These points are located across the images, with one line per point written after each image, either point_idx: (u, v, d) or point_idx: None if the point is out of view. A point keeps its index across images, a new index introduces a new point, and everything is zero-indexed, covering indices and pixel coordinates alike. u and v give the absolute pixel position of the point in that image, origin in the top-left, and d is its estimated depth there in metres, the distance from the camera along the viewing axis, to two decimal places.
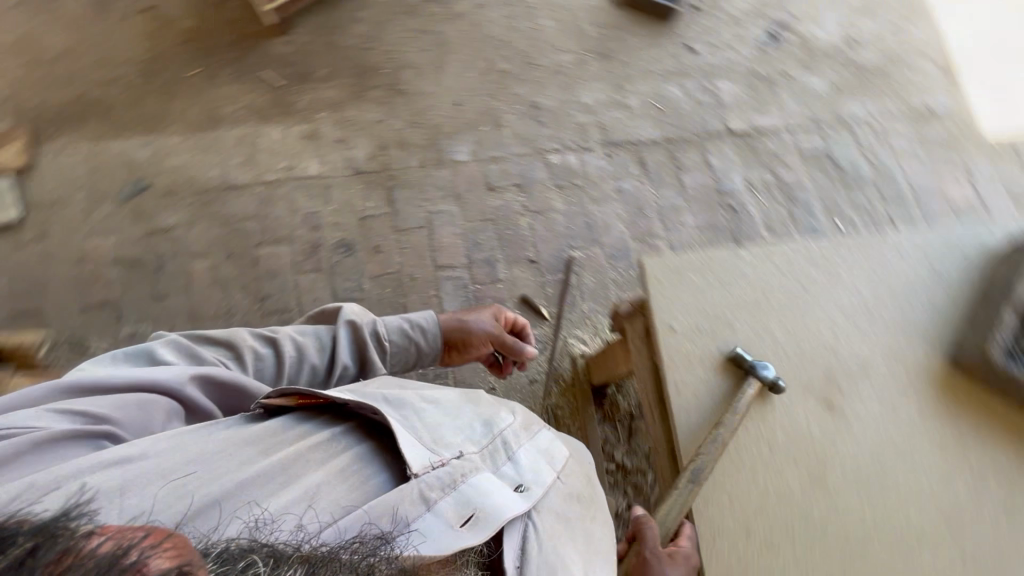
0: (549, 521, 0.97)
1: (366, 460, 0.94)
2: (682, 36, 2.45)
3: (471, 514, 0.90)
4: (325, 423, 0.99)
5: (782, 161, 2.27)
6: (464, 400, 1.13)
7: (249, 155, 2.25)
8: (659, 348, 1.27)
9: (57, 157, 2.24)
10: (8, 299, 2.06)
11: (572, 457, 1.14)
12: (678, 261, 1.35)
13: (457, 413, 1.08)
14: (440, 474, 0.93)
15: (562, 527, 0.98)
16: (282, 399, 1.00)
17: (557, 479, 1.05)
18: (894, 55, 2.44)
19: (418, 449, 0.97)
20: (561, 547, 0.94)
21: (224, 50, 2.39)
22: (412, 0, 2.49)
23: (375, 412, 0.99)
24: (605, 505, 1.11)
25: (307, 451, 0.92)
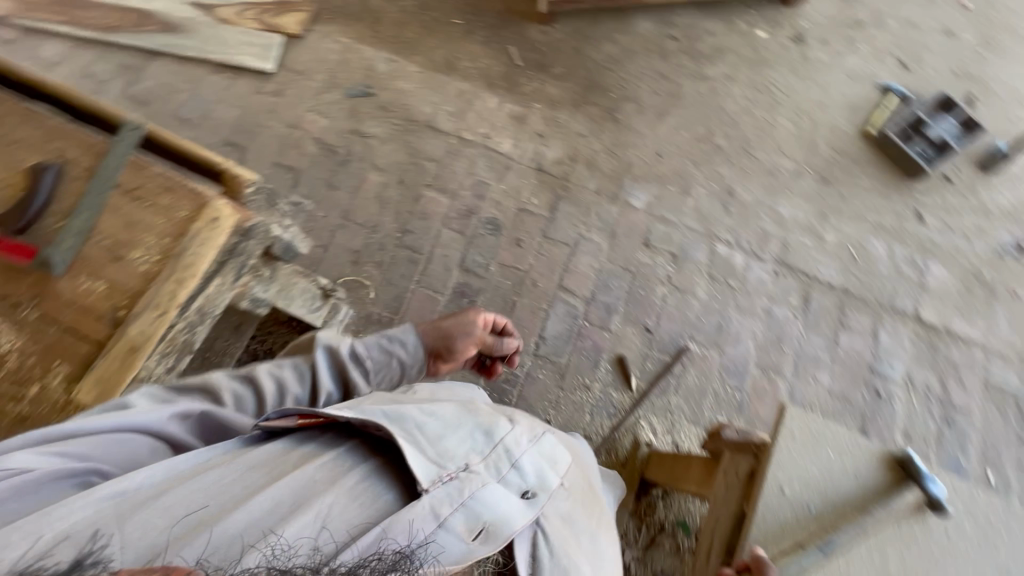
0: (558, 528, 1.00)
1: (375, 478, 0.91)
2: (917, 199, 2.23)
3: (482, 528, 0.90)
4: (329, 440, 0.96)
5: (959, 377, 2.00)
6: (462, 410, 1.07)
7: (460, 109, 2.42)
8: (756, 499, 1.07)
9: (322, 39, 2.57)
10: (230, 128, 2.41)
11: (574, 467, 1.16)
12: (820, 424, 1.12)
13: (456, 423, 1.03)
14: (449, 489, 0.92)
15: (569, 537, 1.01)
16: (286, 419, 0.98)
17: (561, 487, 1.07)
18: None
19: (424, 465, 0.93)
20: (570, 557, 0.97)
21: (489, 14, 2.60)
22: (668, 45, 2.52)
23: (379, 429, 0.96)
24: (604, 510, 1.16)
25: (314, 473, 0.89)
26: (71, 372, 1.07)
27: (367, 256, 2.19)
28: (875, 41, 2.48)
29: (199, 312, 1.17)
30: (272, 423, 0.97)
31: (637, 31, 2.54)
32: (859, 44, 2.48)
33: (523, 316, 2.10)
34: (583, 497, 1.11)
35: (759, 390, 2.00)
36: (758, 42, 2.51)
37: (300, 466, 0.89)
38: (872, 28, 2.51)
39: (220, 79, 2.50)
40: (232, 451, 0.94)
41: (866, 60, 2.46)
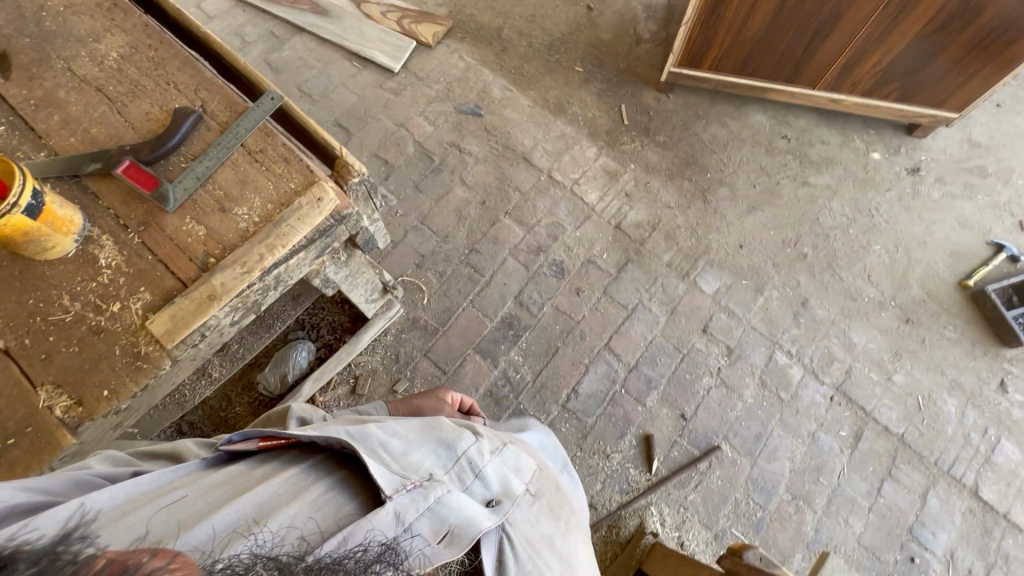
0: (523, 533, 1.01)
1: (339, 488, 0.93)
2: (1004, 367, 2.09)
3: (446, 531, 0.91)
4: (294, 457, 0.98)
5: (1008, 571, 1.82)
6: (426, 428, 1.13)
7: (558, 150, 2.49)
8: None
9: (450, 54, 2.72)
10: (345, 112, 2.57)
11: (536, 473, 1.20)
12: None
13: (419, 442, 1.09)
14: (414, 495, 0.94)
15: (535, 539, 1.03)
16: (248, 443, 1.00)
17: (524, 496, 1.10)
18: None
19: (388, 473, 0.96)
20: (537, 557, 0.99)
21: (609, 70, 2.68)
22: (777, 143, 2.50)
23: (342, 445, 0.99)
24: (568, 510, 1.19)
25: (280, 487, 0.90)
26: (151, 301, 1.13)
27: (431, 263, 2.25)
28: (996, 194, 2.39)
29: (277, 279, 1.22)
30: (235, 447, 1.00)
31: (750, 121, 2.54)
32: (977, 193, 2.39)
33: (562, 365, 2.09)
34: (551, 508, 1.15)
35: (784, 516, 1.89)
36: (870, 163, 2.46)
37: (267, 480, 0.91)
38: (995, 180, 2.41)
39: (349, 67, 2.67)
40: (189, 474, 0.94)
41: (981, 211, 2.36)
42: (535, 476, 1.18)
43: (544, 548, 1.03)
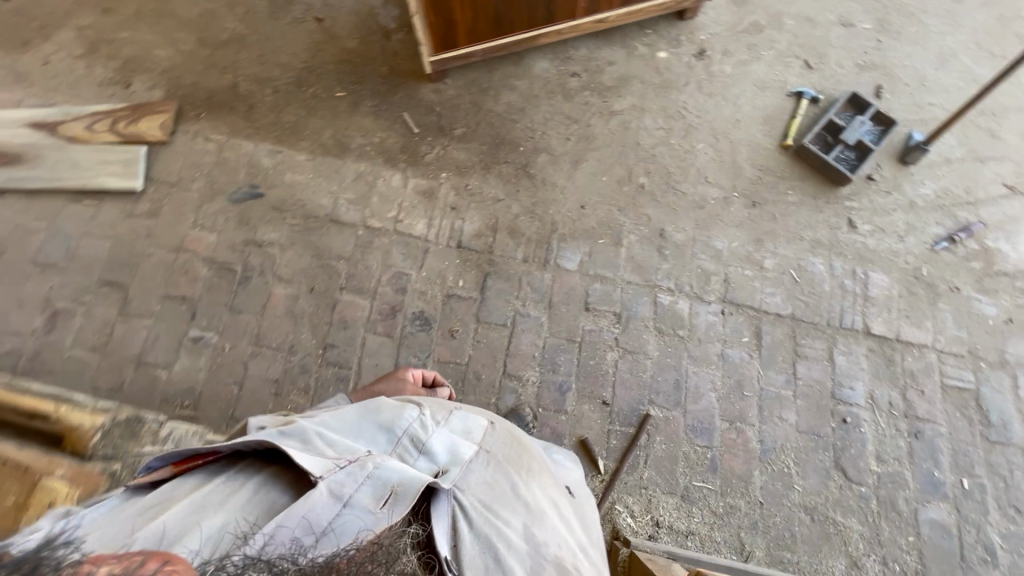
0: (475, 495, 1.04)
1: (273, 484, 0.97)
2: (846, 206, 2.19)
3: (388, 495, 0.94)
4: (222, 466, 1.01)
5: (918, 385, 1.98)
6: (363, 415, 1.16)
7: (362, 195, 2.21)
8: None
9: (193, 139, 2.30)
10: (105, 264, 2.12)
11: (493, 428, 1.21)
12: None
13: (356, 432, 1.12)
14: (347, 473, 0.96)
15: (492, 499, 1.06)
16: (164, 469, 1.00)
17: (479, 455, 1.13)
18: None
19: (322, 460, 0.99)
20: (492, 517, 1.03)
21: (374, 81, 2.38)
22: (571, 83, 2.37)
23: (267, 446, 1.01)
24: (532, 459, 1.20)
25: (209, 495, 0.94)
26: None
27: (289, 382, 1.97)
28: (776, 44, 2.42)
29: None
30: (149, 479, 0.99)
31: (536, 72, 2.38)
32: (761, 50, 2.41)
33: None
34: (510, 458, 1.16)
35: (732, 445, 1.91)
36: (660, 64, 2.40)
37: (196, 494, 0.94)
38: (770, 31, 2.45)
39: (82, 209, 2.19)
40: (111, 511, 0.92)
41: (771, 66, 2.39)
42: (491, 431, 1.20)
43: (500, 502, 1.06)
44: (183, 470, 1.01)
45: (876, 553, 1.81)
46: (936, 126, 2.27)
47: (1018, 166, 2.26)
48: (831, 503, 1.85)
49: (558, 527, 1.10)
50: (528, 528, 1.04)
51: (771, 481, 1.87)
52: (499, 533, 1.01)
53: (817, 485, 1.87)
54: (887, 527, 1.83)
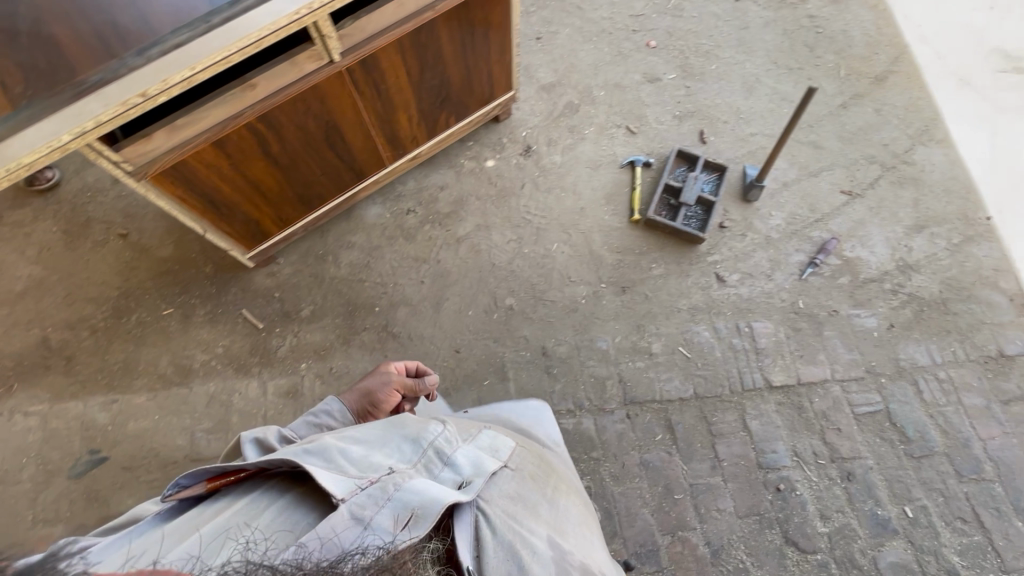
0: (499, 506, 1.02)
1: (295, 505, 0.93)
2: (709, 262, 2.17)
3: (409, 515, 0.91)
4: (247, 487, 0.97)
5: (834, 424, 1.95)
6: (389, 430, 1.14)
7: (220, 418, 1.99)
8: None
9: (11, 420, 2.01)
10: None
11: (517, 448, 1.22)
12: None
13: (383, 441, 1.10)
14: (370, 492, 0.94)
15: (517, 510, 1.04)
16: (195, 486, 0.97)
17: (505, 472, 1.11)
18: (958, 284, 2.13)
19: (344, 479, 0.96)
20: (517, 526, 1.00)
21: (202, 283, 2.18)
22: (408, 222, 2.26)
23: (294, 466, 0.96)
24: (553, 480, 1.22)
25: (232, 519, 0.90)
26: None
27: None
28: (595, 119, 2.42)
29: None
30: (180, 495, 0.96)
31: (369, 220, 2.26)
32: (583, 129, 2.40)
33: None
34: (534, 480, 1.17)
35: (682, 560, 1.80)
36: (491, 173, 2.33)
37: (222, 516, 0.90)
38: (586, 107, 2.45)
39: None
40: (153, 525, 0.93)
41: (598, 143, 2.38)
42: (514, 451, 1.20)
43: (524, 514, 1.05)
44: (213, 489, 0.98)
45: None
46: (764, 155, 2.31)
47: (848, 169, 2.34)
48: None
49: (579, 544, 1.09)
50: (552, 539, 1.03)
51: None
52: (523, 543, 0.98)
53: (776, 571, 1.78)
54: None
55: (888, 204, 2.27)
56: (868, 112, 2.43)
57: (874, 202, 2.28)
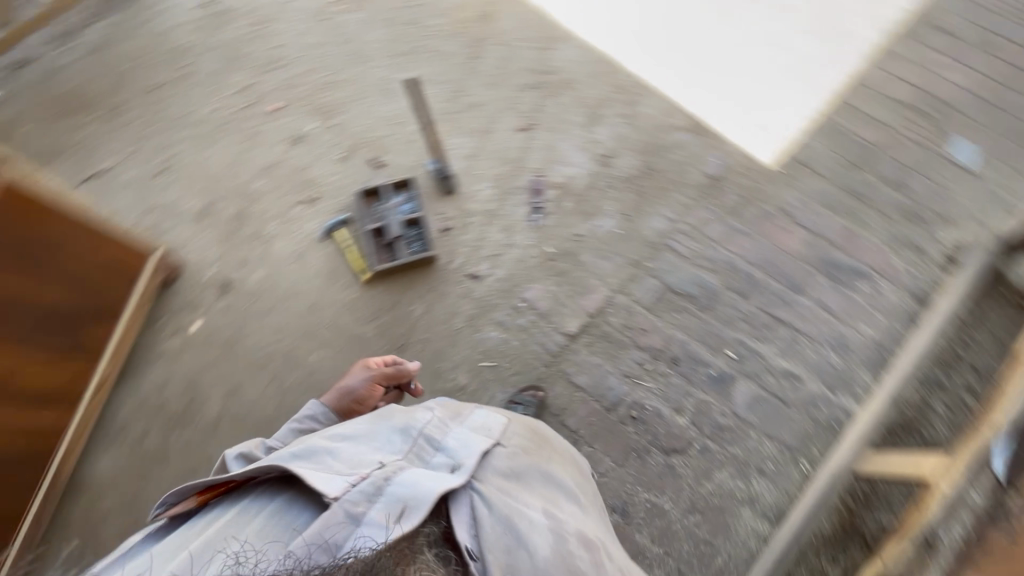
0: (495, 484, 0.98)
1: (286, 507, 0.94)
2: (456, 269, 2.11)
3: (402, 509, 0.90)
4: (233, 498, 0.98)
5: (637, 327, 2.02)
6: (377, 421, 1.12)
7: None
8: None
9: None
10: None
11: (516, 421, 1.14)
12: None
13: (372, 434, 1.08)
14: (362, 488, 0.93)
15: (514, 486, 1.01)
16: (187, 503, 1.02)
17: (501, 452, 1.05)
18: (648, 145, 2.30)
19: (337, 479, 0.95)
20: (513, 500, 0.97)
21: None
22: (152, 444, 1.91)
23: (284, 470, 0.96)
24: (557, 452, 1.17)
25: (221, 532, 0.91)
26: None
27: None
28: (270, 213, 2.21)
29: None
30: (174, 511, 1.02)
31: (107, 473, 1.88)
32: (266, 229, 2.19)
33: None
34: (530, 449, 1.10)
35: None
36: (205, 333, 2.05)
37: (210, 531, 0.92)
38: (254, 207, 2.23)
39: None
40: (148, 544, 0.97)
41: (288, 232, 2.18)
42: (511, 424, 1.12)
43: (521, 489, 1.01)
44: (203, 502, 1.02)
45: (752, 474, 1.83)
46: (427, 145, 2.27)
47: (512, 108, 2.38)
48: (695, 484, 1.82)
49: (580, 511, 1.05)
50: (551, 511, 0.99)
51: (653, 525, 1.79)
52: (521, 516, 0.95)
53: (676, 485, 1.83)
54: (737, 446, 1.87)
55: (559, 117, 2.36)
56: (496, 49, 2.49)
57: (548, 123, 2.35)
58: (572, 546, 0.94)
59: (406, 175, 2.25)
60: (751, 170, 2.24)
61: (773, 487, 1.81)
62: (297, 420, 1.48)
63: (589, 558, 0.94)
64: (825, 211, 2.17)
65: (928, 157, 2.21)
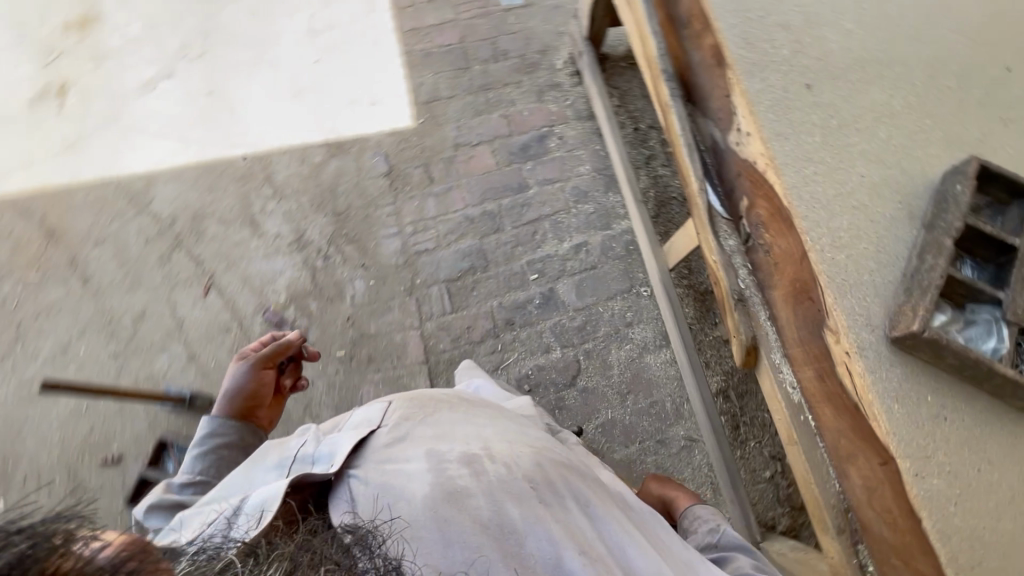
0: (371, 463, 0.98)
1: None
2: None
3: (260, 512, 0.91)
4: None
5: (463, 330, 2.02)
6: (249, 466, 1.10)
7: None
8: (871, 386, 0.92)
9: None
10: None
11: (395, 400, 1.12)
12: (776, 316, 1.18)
13: (250, 479, 1.07)
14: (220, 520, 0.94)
15: (393, 453, 1.00)
16: None
17: (382, 430, 1.04)
18: (318, 197, 2.17)
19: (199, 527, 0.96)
20: (391, 468, 0.97)
21: None
22: None
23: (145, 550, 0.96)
24: (446, 399, 1.14)
25: None
26: None
27: None
28: None
29: None
30: None
31: None
32: None
33: None
34: (414, 413, 1.07)
35: None
36: None
37: None
38: None
39: None
40: None
41: None
42: (391, 404, 1.10)
43: (403, 447, 1.01)
44: None
45: (626, 332, 2.03)
46: (137, 398, 1.86)
47: (178, 284, 2.05)
48: (607, 381, 1.97)
49: (475, 435, 1.03)
50: (434, 452, 0.98)
51: (615, 437, 1.91)
52: (400, 476, 0.95)
53: (599, 397, 1.95)
54: (601, 328, 2.03)
55: (226, 249, 2.10)
56: (102, 253, 2.08)
57: (223, 263, 2.09)
58: (451, 470, 0.94)
59: (153, 442, 1.84)
60: (407, 140, 2.27)
61: (644, 325, 2.03)
62: (196, 444, 1.35)
63: (470, 474, 0.94)
64: (479, 119, 2.32)
65: (495, 25, 2.46)
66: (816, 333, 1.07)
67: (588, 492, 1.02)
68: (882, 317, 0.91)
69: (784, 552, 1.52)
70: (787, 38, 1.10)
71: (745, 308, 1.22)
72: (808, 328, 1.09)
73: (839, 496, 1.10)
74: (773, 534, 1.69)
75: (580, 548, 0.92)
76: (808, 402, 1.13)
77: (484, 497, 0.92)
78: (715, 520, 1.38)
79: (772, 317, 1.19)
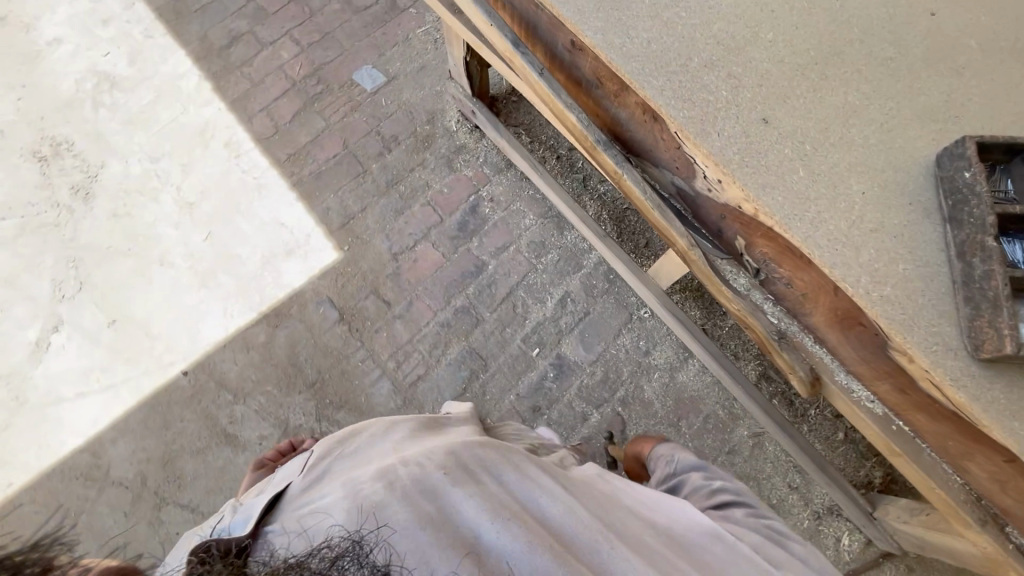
0: (289, 511, 0.86)
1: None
2: None
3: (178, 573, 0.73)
4: None
5: None
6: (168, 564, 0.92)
7: None
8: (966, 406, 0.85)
9: None
10: None
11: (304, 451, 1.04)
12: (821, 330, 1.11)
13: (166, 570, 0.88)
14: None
15: (305, 501, 0.87)
16: None
17: (295, 478, 0.94)
18: (281, 377, 1.95)
19: None
20: (310, 506, 0.85)
21: None
22: None
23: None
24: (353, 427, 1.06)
25: None
26: None
27: None
28: None
29: None
30: None
31: None
32: None
33: None
34: (325, 451, 0.99)
35: None
36: None
37: None
38: None
39: None
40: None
41: None
42: (303, 453, 1.02)
43: (318, 488, 0.89)
44: None
45: (646, 362, 1.95)
46: None
47: None
48: (653, 419, 1.89)
49: (387, 452, 0.95)
50: (347, 480, 0.87)
51: None
52: (320, 510, 0.83)
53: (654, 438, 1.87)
54: (623, 369, 1.94)
55: (212, 480, 1.85)
56: (83, 552, 1.80)
57: (218, 496, 1.84)
58: (369, 486, 0.83)
59: None
60: (342, 275, 2.07)
61: (660, 347, 1.96)
62: None
63: (387, 482, 0.84)
64: (403, 218, 2.14)
65: (370, 116, 2.28)
66: (878, 354, 1.02)
67: (501, 456, 0.94)
68: (957, 336, 0.86)
69: (907, 519, 1.50)
70: (720, 75, 1.01)
71: (790, 343, 1.15)
72: (867, 350, 1.03)
73: (965, 489, 1.06)
74: (877, 493, 1.67)
75: (502, 514, 0.83)
76: (896, 412, 1.08)
77: (404, 502, 0.81)
78: (666, 452, 1.30)
79: (819, 341, 1.13)
